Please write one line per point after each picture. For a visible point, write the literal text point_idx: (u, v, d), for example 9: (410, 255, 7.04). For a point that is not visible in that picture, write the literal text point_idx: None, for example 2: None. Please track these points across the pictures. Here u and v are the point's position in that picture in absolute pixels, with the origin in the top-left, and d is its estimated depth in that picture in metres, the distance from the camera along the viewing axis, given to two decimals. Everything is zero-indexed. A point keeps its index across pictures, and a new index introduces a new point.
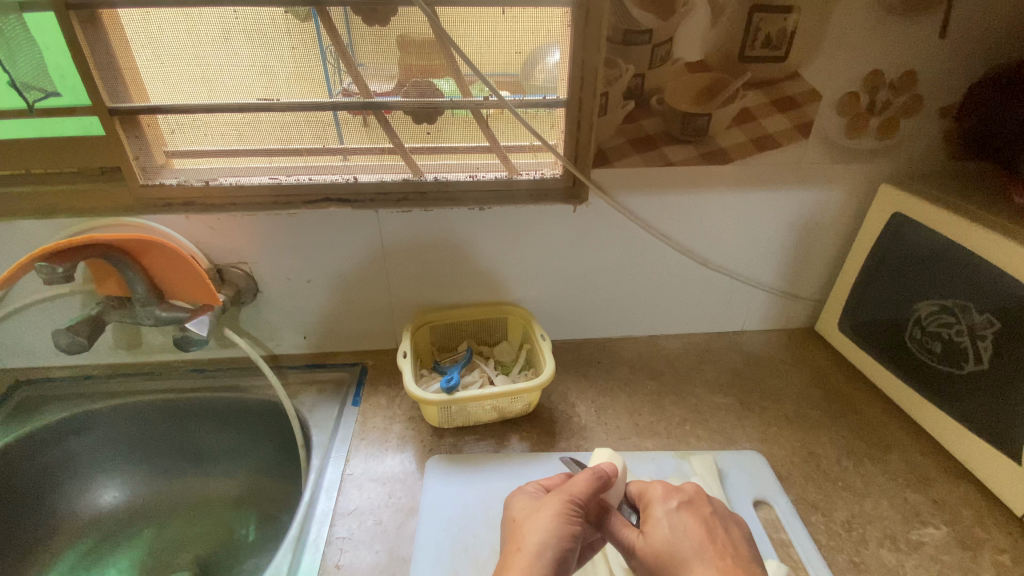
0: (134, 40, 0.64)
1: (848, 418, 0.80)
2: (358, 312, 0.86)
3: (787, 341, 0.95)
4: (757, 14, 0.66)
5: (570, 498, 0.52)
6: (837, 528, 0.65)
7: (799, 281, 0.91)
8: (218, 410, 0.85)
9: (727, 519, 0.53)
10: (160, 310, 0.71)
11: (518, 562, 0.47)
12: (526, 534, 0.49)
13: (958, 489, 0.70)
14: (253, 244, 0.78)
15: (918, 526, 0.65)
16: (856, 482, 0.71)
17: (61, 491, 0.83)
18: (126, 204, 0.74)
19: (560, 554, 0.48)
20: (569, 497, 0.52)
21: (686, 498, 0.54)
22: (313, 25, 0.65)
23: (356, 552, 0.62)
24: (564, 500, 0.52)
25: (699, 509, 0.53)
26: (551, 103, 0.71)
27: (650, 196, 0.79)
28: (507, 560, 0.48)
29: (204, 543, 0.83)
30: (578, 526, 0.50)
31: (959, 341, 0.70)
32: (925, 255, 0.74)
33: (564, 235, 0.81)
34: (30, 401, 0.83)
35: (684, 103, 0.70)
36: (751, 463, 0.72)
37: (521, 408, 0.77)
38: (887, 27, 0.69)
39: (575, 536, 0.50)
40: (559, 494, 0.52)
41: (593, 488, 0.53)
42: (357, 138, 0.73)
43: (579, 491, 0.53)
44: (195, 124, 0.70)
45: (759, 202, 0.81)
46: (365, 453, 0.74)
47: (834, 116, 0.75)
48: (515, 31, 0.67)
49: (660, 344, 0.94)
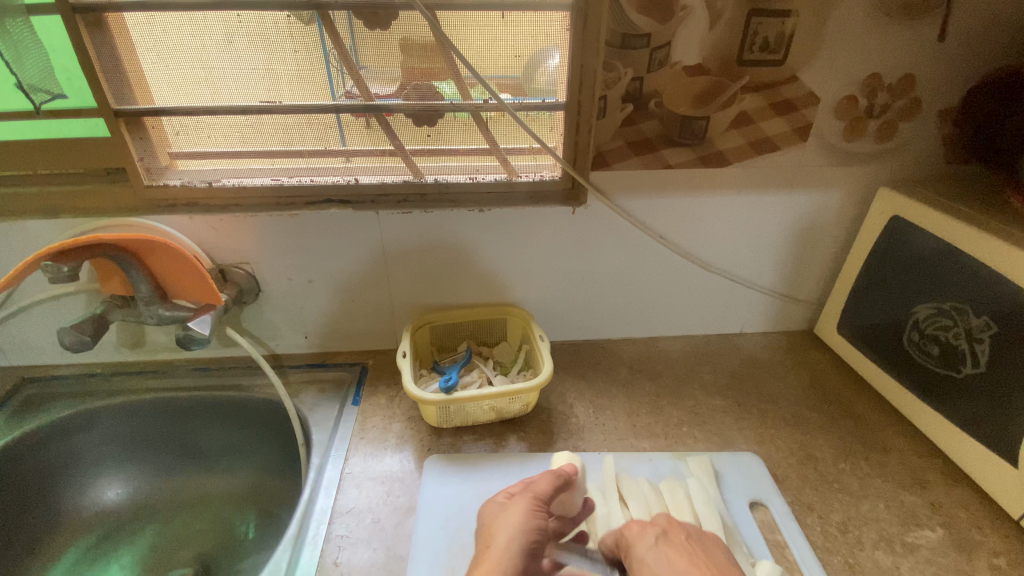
0: (140, 43, 0.65)
1: (847, 421, 0.80)
2: (359, 313, 0.87)
3: (786, 343, 0.95)
4: (756, 18, 0.67)
5: (535, 495, 0.57)
6: (833, 531, 0.65)
7: (798, 283, 0.91)
8: (220, 408, 0.86)
9: (700, 539, 0.55)
10: (163, 309, 0.72)
11: (490, 558, 0.50)
12: (496, 533, 0.53)
13: (956, 492, 0.70)
14: (255, 244, 0.79)
15: (915, 528, 0.66)
16: (853, 484, 0.71)
17: (65, 488, 0.84)
18: (131, 204, 0.75)
19: (528, 548, 0.52)
20: (534, 496, 0.57)
21: (660, 531, 0.55)
22: (316, 28, 0.66)
23: (354, 548, 0.63)
24: (530, 498, 0.56)
25: (674, 540, 0.55)
26: (551, 106, 0.72)
27: (649, 198, 0.79)
28: (480, 556, 0.51)
29: (205, 540, 0.84)
30: (542, 520, 0.54)
31: (957, 344, 0.70)
32: (923, 259, 0.74)
33: (563, 237, 0.82)
34: (35, 398, 0.84)
35: (683, 106, 0.71)
36: (748, 465, 0.72)
37: (519, 408, 0.77)
38: (885, 31, 0.69)
39: (540, 530, 0.54)
40: (526, 494, 0.57)
41: (554, 487, 0.58)
42: (359, 140, 0.73)
43: (542, 489, 0.58)
44: (200, 126, 0.71)
45: (758, 205, 0.82)
46: (365, 452, 0.75)
47: (833, 119, 0.75)
48: (515, 35, 0.68)
49: (659, 346, 0.94)
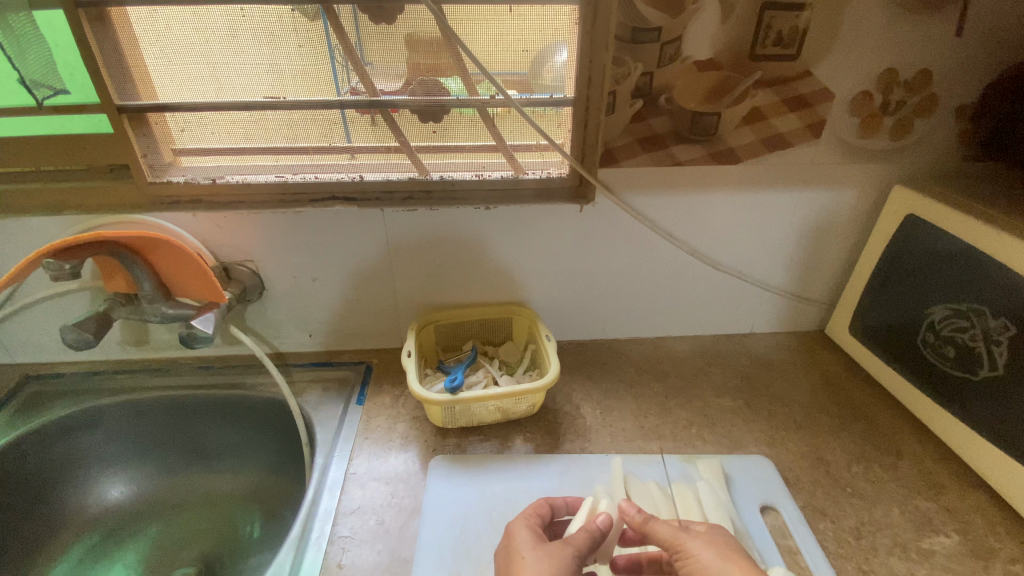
0: (143, 38, 0.64)
1: (858, 423, 0.79)
2: (363, 311, 0.86)
3: (796, 343, 0.94)
4: (770, 12, 0.65)
5: (577, 551, 0.53)
6: (846, 536, 0.64)
7: (810, 282, 0.90)
8: (224, 407, 0.85)
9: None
10: (166, 307, 0.72)
11: None
12: None
13: (971, 498, 0.68)
14: (259, 242, 0.78)
15: (930, 534, 0.64)
16: (867, 488, 0.69)
17: (69, 486, 0.83)
18: (134, 201, 0.75)
19: None
20: (577, 550, 0.53)
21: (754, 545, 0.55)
22: (321, 24, 0.65)
23: (358, 550, 0.62)
24: (573, 554, 0.52)
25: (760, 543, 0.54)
26: (558, 101, 0.71)
27: (658, 196, 0.78)
28: None
29: (208, 539, 0.83)
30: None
31: (974, 346, 0.68)
32: (939, 258, 0.73)
33: (569, 236, 0.81)
34: (39, 396, 0.84)
35: (693, 102, 0.70)
36: (758, 468, 0.71)
37: (524, 409, 0.76)
38: (902, 25, 0.67)
39: None
40: (568, 547, 0.53)
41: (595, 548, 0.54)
42: (364, 137, 0.73)
43: (583, 544, 0.54)
44: (203, 122, 0.70)
45: (769, 203, 0.80)
46: (369, 452, 0.74)
47: (847, 116, 0.73)
48: (522, 29, 0.67)
49: (667, 346, 0.93)
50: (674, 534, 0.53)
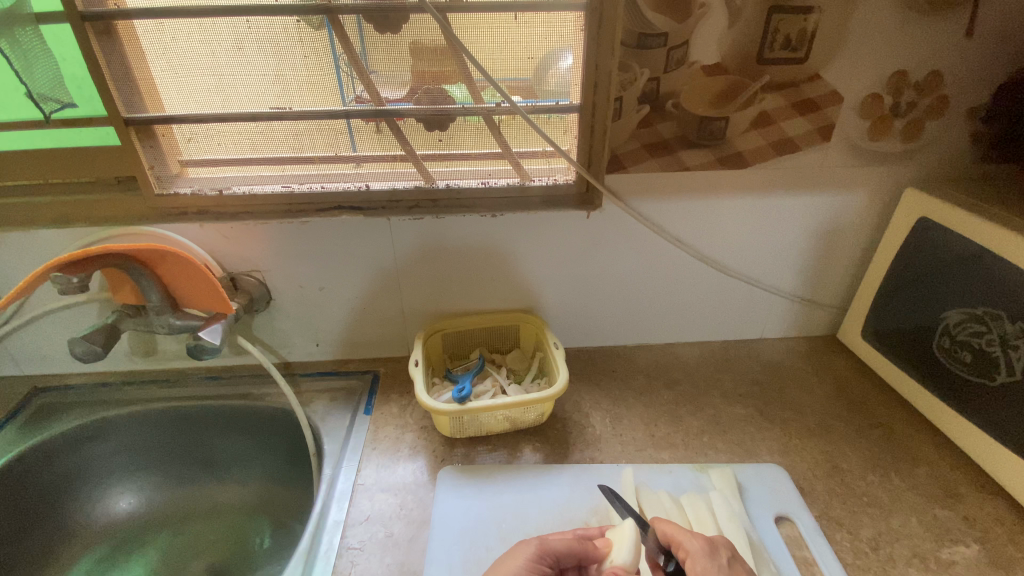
0: (150, 51, 0.65)
1: (873, 430, 0.77)
2: (370, 321, 0.86)
3: (808, 348, 0.92)
4: (777, 15, 0.64)
5: (543, 547, 0.54)
6: (863, 547, 0.62)
7: (820, 286, 0.89)
8: (231, 418, 0.85)
9: None
10: (173, 318, 0.72)
11: None
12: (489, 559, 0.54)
13: (991, 506, 0.67)
14: (265, 253, 0.78)
15: (949, 544, 0.63)
16: (883, 497, 0.68)
17: (76, 499, 0.84)
18: (142, 212, 0.75)
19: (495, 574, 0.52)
20: (544, 543, 0.54)
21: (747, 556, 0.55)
22: (326, 34, 0.65)
23: (367, 564, 0.61)
24: (537, 543, 0.54)
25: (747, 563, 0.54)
26: (564, 108, 0.71)
27: (665, 202, 0.77)
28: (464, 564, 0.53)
29: (217, 550, 0.83)
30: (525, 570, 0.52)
31: (991, 351, 0.67)
32: (952, 262, 0.71)
33: (576, 242, 0.80)
34: (48, 407, 0.84)
35: (701, 106, 0.69)
36: (772, 478, 0.70)
37: (533, 417, 0.75)
38: (912, 26, 0.66)
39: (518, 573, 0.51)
40: (535, 537, 0.55)
41: (571, 549, 0.54)
42: (369, 146, 0.73)
43: (553, 546, 0.54)
44: (210, 133, 0.70)
45: (777, 207, 0.79)
46: (377, 462, 0.74)
47: (856, 119, 0.72)
48: (528, 37, 0.66)
49: (675, 352, 0.92)
50: (675, 528, 0.57)
